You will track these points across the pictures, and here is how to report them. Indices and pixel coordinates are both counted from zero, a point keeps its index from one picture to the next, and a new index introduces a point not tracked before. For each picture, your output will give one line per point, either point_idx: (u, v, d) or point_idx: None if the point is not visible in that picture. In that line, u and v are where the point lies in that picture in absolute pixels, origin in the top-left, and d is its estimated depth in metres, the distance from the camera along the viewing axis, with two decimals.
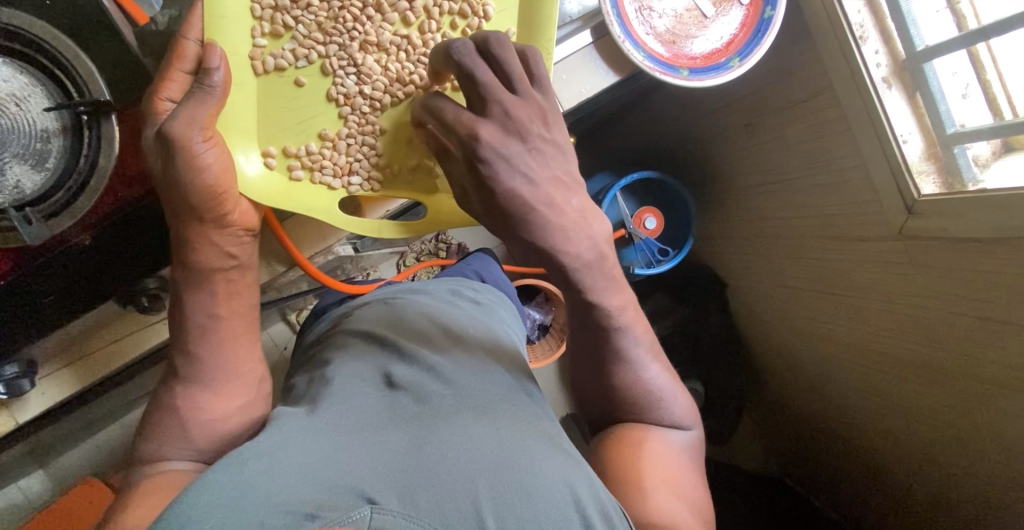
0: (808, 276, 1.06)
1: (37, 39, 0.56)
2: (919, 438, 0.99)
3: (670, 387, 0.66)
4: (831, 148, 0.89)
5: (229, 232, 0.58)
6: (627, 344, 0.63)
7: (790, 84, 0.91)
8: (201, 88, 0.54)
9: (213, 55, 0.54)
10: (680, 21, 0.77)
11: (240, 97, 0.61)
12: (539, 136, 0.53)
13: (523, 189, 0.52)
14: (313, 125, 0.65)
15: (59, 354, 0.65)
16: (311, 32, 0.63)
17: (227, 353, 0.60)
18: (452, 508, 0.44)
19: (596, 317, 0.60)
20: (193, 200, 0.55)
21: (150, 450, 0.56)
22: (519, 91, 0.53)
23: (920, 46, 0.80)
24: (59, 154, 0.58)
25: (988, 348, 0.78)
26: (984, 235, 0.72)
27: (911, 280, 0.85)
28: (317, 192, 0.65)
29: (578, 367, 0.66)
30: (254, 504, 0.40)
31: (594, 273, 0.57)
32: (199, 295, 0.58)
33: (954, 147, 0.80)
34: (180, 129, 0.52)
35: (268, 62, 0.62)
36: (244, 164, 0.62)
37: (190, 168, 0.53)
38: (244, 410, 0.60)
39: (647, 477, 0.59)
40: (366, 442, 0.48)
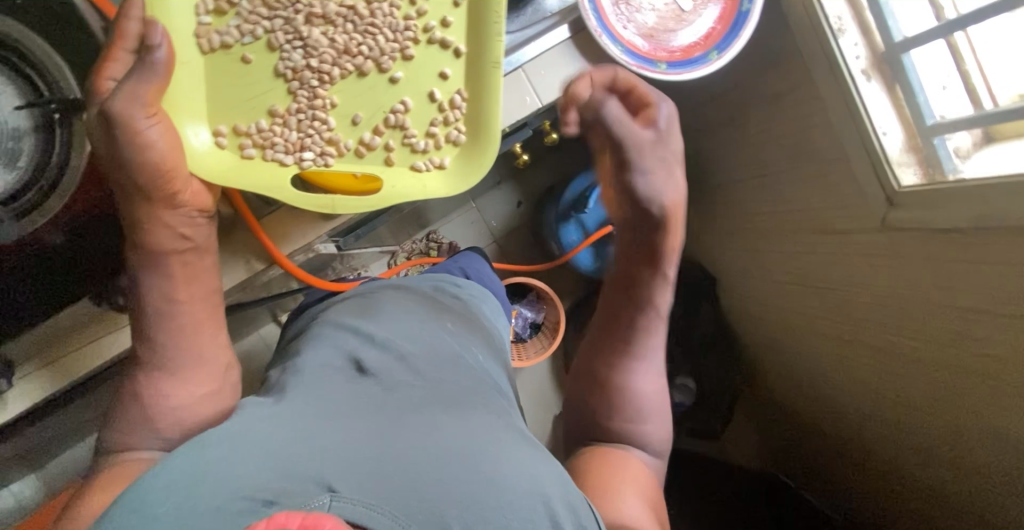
0: (794, 269, 1.06)
1: (7, 38, 0.56)
2: (907, 430, 0.99)
3: (660, 414, 0.74)
4: (814, 142, 0.89)
5: (182, 213, 0.58)
6: (644, 341, 0.76)
7: (771, 78, 0.91)
8: (143, 64, 0.54)
9: (156, 32, 0.54)
10: (659, 17, 0.77)
11: (186, 75, 0.60)
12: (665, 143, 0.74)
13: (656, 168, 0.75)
14: (261, 100, 0.62)
15: (36, 353, 0.64)
16: (255, 7, 0.61)
17: (191, 340, 0.59)
18: (415, 499, 0.43)
19: (642, 300, 0.78)
20: (141, 179, 0.55)
21: (116, 438, 0.55)
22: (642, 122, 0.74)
23: (899, 37, 0.78)
24: (31, 153, 0.57)
25: (971, 339, 0.78)
26: (963, 225, 0.72)
27: (894, 271, 0.85)
28: (269, 169, 0.62)
29: (599, 349, 0.78)
30: (208, 490, 0.40)
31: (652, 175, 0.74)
32: (158, 278, 0.58)
33: (933, 138, 0.79)
34: (121, 106, 0.53)
35: (213, 39, 0.61)
36: (191, 138, 0.60)
37: (133, 145, 0.54)
38: (210, 399, 0.59)
39: (626, 478, 0.64)
40: (330, 431, 0.47)
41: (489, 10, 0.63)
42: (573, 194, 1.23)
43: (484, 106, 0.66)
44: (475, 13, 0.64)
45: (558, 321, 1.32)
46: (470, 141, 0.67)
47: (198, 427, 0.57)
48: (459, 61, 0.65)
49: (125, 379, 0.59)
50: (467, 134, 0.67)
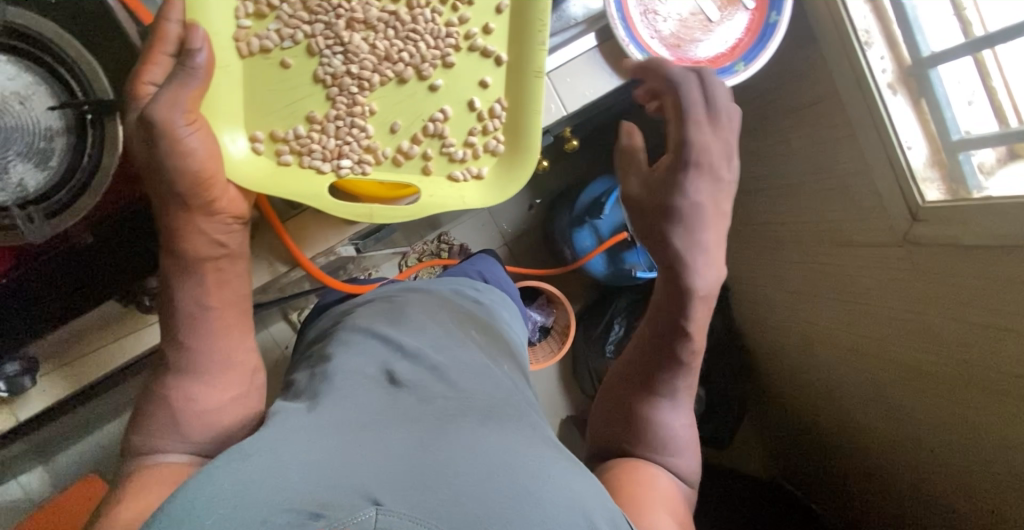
0: (810, 280, 1.06)
1: (42, 39, 0.56)
2: (918, 444, 0.98)
3: (690, 444, 0.69)
4: (837, 153, 0.88)
5: (218, 221, 0.59)
6: (675, 382, 0.69)
7: (795, 88, 0.91)
8: (184, 70, 0.54)
9: (196, 36, 0.54)
10: (685, 25, 0.77)
11: (225, 79, 0.61)
12: (723, 168, 0.70)
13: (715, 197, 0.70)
14: (300, 105, 0.64)
15: (60, 350, 0.66)
16: (295, 11, 0.62)
17: (220, 344, 0.59)
18: (457, 509, 0.44)
19: (678, 343, 0.69)
20: (180, 185, 0.55)
21: (146, 440, 0.55)
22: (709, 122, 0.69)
23: (926, 52, 0.78)
24: (62, 153, 0.58)
25: (991, 356, 0.77)
26: (987, 242, 0.72)
27: (913, 285, 0.85)
28: (306, 176, 0.64)
29: (623, 383, 0.72)
30: (255, 503, 0.40)
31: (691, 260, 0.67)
32: (191, 285, 0.58)
33: (958, 153, 0.79)
34: (163, 112, 0.53)
35: (252, 43, 0.61)
36: (228, 146, 0.62)
37: (173, 152, 0.54)
38: (238, 402, 0.59)
39: (655, 495, 0.61)
40: (368, 443, 0.48)
41: (533, 21, 0.65)
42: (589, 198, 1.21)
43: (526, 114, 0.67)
44: (515, 21, 0.66)
45: (569, 326, 1.32)
46: (508, 152, 0.69)
47: (228, 432, 0.57)
48: (500, 69, 0.67)
49: (153, 380, 0.59)
50: (505, 144, 0.69)
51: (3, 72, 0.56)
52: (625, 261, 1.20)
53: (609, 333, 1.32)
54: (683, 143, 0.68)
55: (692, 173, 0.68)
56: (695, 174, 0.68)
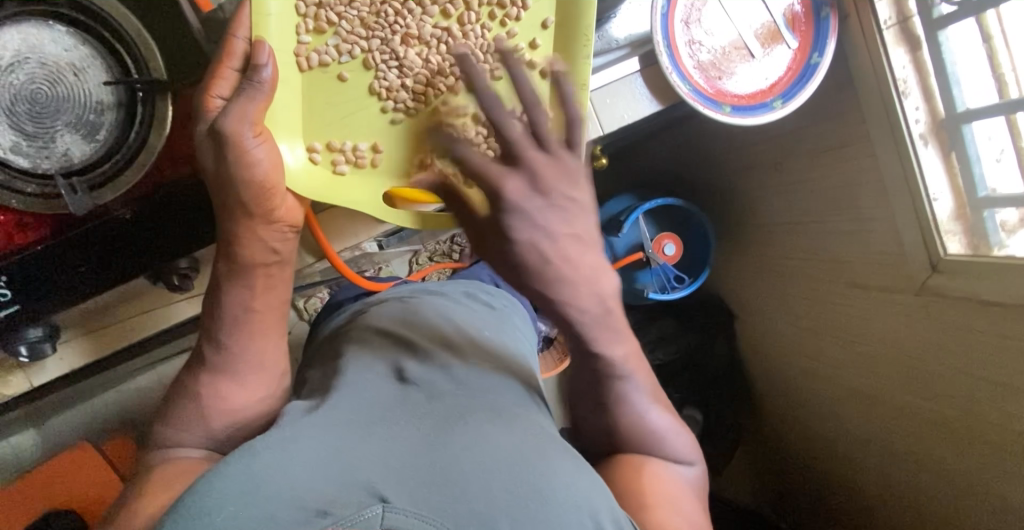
0: (820, 320, 1.06)
1: (102, 13, 0.58)
2: (914, 493, 0.99)
3: (672, 424, 0.64)
4: (860, 197, 0.90)
5: (275, 228, 0.60)
6: (623, 389, 0.60)
7: (826, 129, 0.92)
8: (251, 84, 0.55)
9: (263, 52, 0.56)
10: (725, 57, 0.78)
11: (287, 92, 0.65)
12: (565, 196, 0.47)
13: (541, 244, 0.48)
14: (354, 118, 0.68)
15: (83, 321, 0.68)
16: (354, 28, 0.66)
17: (253, 346, 0.61)
18: (463, 508, 0.45)
19: (599, 362, 0.58)
20: (245, 195, 0.57)
21: (180, 434, 0.57)
22: (549, 145, 0.45)
23: (961, 107, 0.81)
24: (110, 127, 0.59)
25: (999, 414, 0.78)
26: (1002, 300, 0.73)
27: (923, 336, 0.86)
28: (362, 181, 0.69)
29: (581, 405, 0.63)
30: (267, 497, 0.42)
31: (598, 324, 0.55)
32: (240, 287, 0.59)
33: (983, 210, 0.81)
34: (232, 125, 0.54)
35: (312, 58, 0.65)
36: (288, 155, 0.65)
37: (239, 162, 0.56)
38: (262, 404, 0.61)
39: (658, 498, 0.58)
40: (377, 437, 0.50)
41: (578, 36, 0.68)
42: (609, 214, 1.22)
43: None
44: (561, 37, 0.69)
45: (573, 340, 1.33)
46: None
47: (245, 429, 0.60)
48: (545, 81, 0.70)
49: (192, 375, 0.60)
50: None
51: (60, 43, 0.57)
52: (637, 281, 1.20)
53: None
54: (503, 137, 0.45)
55: (535, 203, 0.46)
56: (535, 207, 0.46)
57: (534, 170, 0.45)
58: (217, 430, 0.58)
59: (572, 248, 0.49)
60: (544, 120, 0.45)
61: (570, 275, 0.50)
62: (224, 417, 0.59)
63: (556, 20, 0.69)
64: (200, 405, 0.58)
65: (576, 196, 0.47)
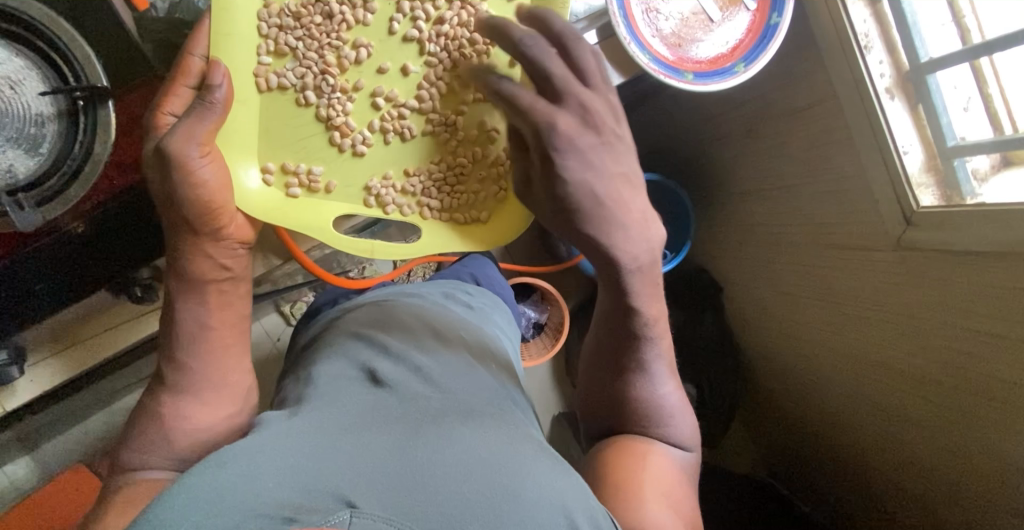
0: (802, 285, 1.06)
1: (32, 20, 0.56)
2: (910, 449, 0.99)
3: (680, 406, 0.65)
4: (833, 158, 0.89)
5: (224, 245, 0.58)
6: (643, 355, 0.63)
7: (795, 91, 0.91)
8: (202, 104, 0.55)
9: (218, 72, 0.55)
10: (685, 24, 0.77)
11: (243, 113, 0.63)
12: (614, 132, 0.51)
13: (593, 182, 0.51)
14: (311, 143, 0.66)
15: (51, 340, 0.66)
16: (312, 51, 0.64)
17: (215, 364, 0.59)
18: (434, 510, 0.45)
19: (632, 322, 0.60)
20: (190, 214, 0.55)
21: (144, 456, 0.56)
22: (592, 82, 0.51)
23: (925, 57, 0.79)
24: (54, 138, 0.58)
25: (982, 362, 0.79)
26: (979, 247, 0.73)
27: (902, 290, 0.86)
28: (314, 207, 0.66)
29: (599, 367, 0.66)
30: (231, 510, 0.41)
31: (641, 277, 0.56)
32: (193, 305, 0.58)
33: (954, 159, 0.80)
34: (178, 145, 0.53)
35: (271, 79, 0.63)
36: (244, 178, 0.63)
37: (185, 182, 0.54)
38: (229, 421, 0.60)
39: (648, 483, 0.58)
40: (345, 445, 0.48)
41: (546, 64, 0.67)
42: None
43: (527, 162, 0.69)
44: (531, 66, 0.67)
45: (562, 325, 1.32)
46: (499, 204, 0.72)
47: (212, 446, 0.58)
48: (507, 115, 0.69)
49: (154, 398, 0.58)
50: (507, 189, 0.72)
51: None
52: None
53: None
54: (547, 72, 0.50)
55: (589, 139, 0.50)
56: (588, 142, 0.50)
57: (583, 105, 0.50)
58: (182, 450, 0.57)
59: (621, 188, 0.52)
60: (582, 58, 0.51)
61: (622, 219, 0.53)
62: (190, 437, 0.57)
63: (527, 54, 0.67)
64: (163, 427, 0.57)
65: (621, 134, 0.52)
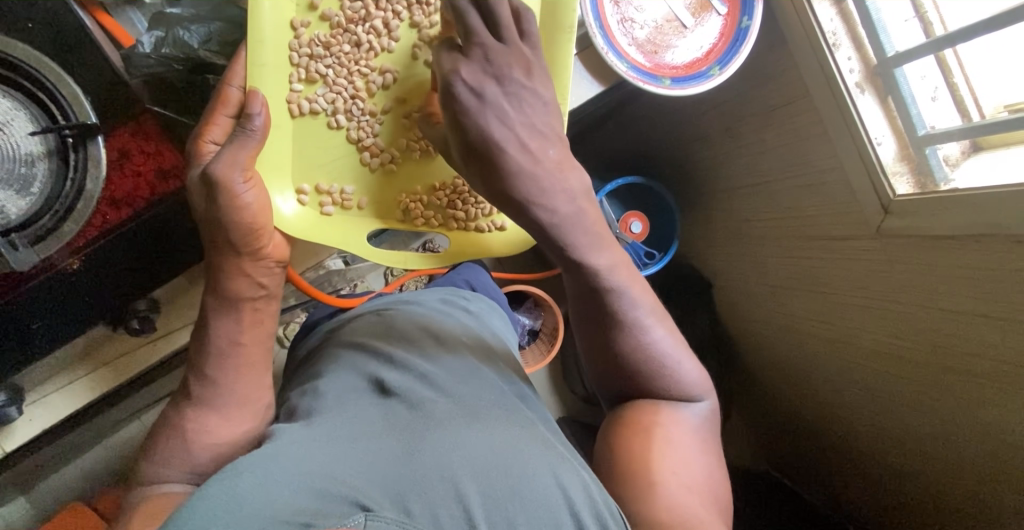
0: (787, 276, 1.09)
1: (18, 62, 0.57)
2: (903, 430, 1.01)
3: (678, 352, 0.65)
4: (810, 152, 0.92)
5: (263, 264, 0.59)
6: (616, 308, 0.62)
7: (768, 88, 0.94)
8: (242, 132, 0.56)
9: (256, 101, 0.57)
10: (660, 31, 0.79)
11: (276, 139, 0.64)
12: (520, 84, 0.56)
13: (495, 129, 0.55)
14: (342, 163, 0.67)
15: (47, 380, 0.66)
16: (342, 77, 0.65)
17: (238, 380, 0.59)
18: (444, 512, 0.46)
19: (586, 275, 0.60)
20: (233, 237, 0.56)
21: (162, 472, 0.56)
22: (507, 37, 0.56)
23: (891, 52, 0.82)
24: (45, 177, 0.59)
25: (967, 341, 0.81)
26: (955, 232, 0.75)
27: (886, 276, 0.88)
28: (349, 224, 0.68)
29: (583, 333, 0.65)
30: (249, 517, 0.41)
31: (577, 228, 0.58)
32: (226, 320, 0.58)
33: (925, 147, 0.83)
34: (222, 170, 0.54)
35: (303, 105, 0.64)
36: (279, 202, 0.64)
37: (231, 207, 0.55)
38: (247, 435, 0.59)
39: (662, 467, 0.59)
40: (353, 455, 0.48)
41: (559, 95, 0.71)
42: None
43: None
44: None
45: (557, 330, 1.34)
46: None
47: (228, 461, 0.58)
48: None
49: (175, 415, 0.58)
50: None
51: None
52: None
53: None
54: (467, 24, 0.54)
55: (492, 88, 0.55)
56: (494, 91, 0.55)
57: (487, 55, 0.55)
58: (202, 464, 0.57)
59: (529, 136, 0.56)
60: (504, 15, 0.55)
61: (535, 170, 0.56)
62: (210, 451, 0.57)
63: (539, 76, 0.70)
64: (182, 442, 0.57)
65: (530, 88, 0.57)
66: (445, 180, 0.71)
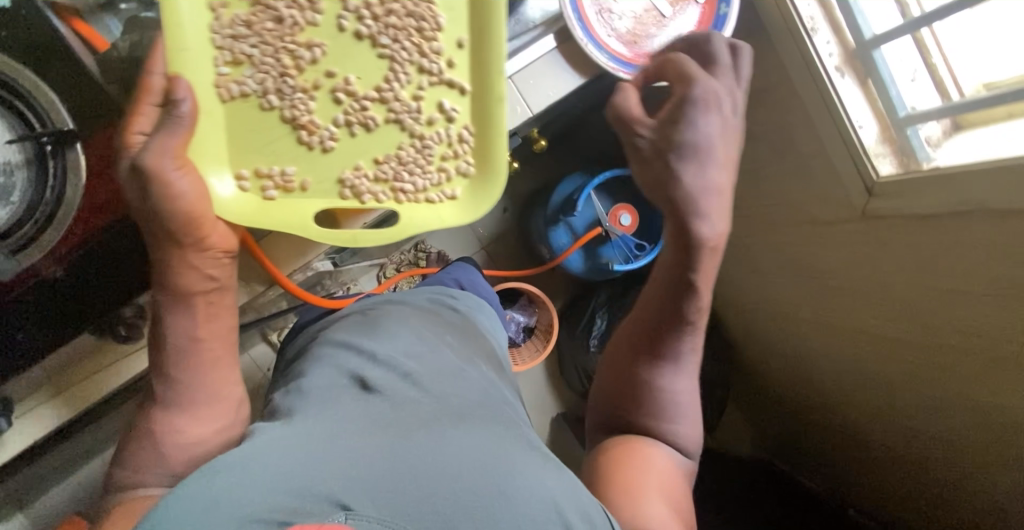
0: (779, 261, 1.10)
1: None
2: (895, 412, 1.01)
3: (689, 414, 0.71)
4: (796, 137, 0.93)
5: (209, 255, 0.58)
6: (676, 344, 0.69)
7: (752, 76, 0.96)
8: (171, 118, 0.53)
9: (179, 87, 0.54)
10: (639, 22, 0.79)
11: (209, 125, 0.61)
12: (724, 101, 0.64)
13: (712, 128, 0.62)
14: (278, 144, 0.63)
15: (33, 393, 0.65)
16: (267, 56, 0.62)
17: (207, 376, 0.60)
18: (429, 511, 0.46)
19: (681, 304, 0.67)
20: (173, 228, 0.55)
21: (138, 475, 0.56)
22: (744, 73, 0.67)
23: (869, 33, 0.81)
24: (24, 186, 0.58)
25: (952, 319, 0.80)
26: (938, 210, 0.76)
27: (874, 258, 0.89)
28: (294, 207, 0.64)
29: (630, 348, 0.71)
30: (224, 515, 0.40)
31: (708, 256, 0.65)
32: (182, 317, 0.59)
33: (907, 128, 0.83)
34: (152, 159, 0.52)
35: (232, 88, 0.61)
36: (217, 187, 0.61)
37: (163, 197, 0.54)
38: (222, 432, 0.60)
39: (649, 479, 0.64)
40: (334, 450, 0.48)
41: (495, 52, 0.64)
42: (562, 197, 1.24)
43: (496, 145, 0.67)
44: (479, 54, 0.65)
45: (552, 326, 1.34)
46: (483, 175, 0.68)
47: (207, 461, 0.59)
48: (468, 97, 0.66)
49: (150, 417, 0.58)
50: (476, 166, 0.68)
51: None
52: (602, 255, 1.24)
53: (592, 326, 1.35)
54: (710, 49, 0.66)
55: (711, 92, 0.62)
56: (704, 81, 0.61)
57: (706, 90, 0.62)
58: (179, 465, 0.57)
59: (718, 154, 0.64)
60: (726, 60, 0.66)
61: (704, 191, 0.63)
62: (183, 452, 0.57)
63: (470, 40, 0.64)
64: (156, 444, 0.57)
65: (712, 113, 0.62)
66: (389, 154, 0.66)
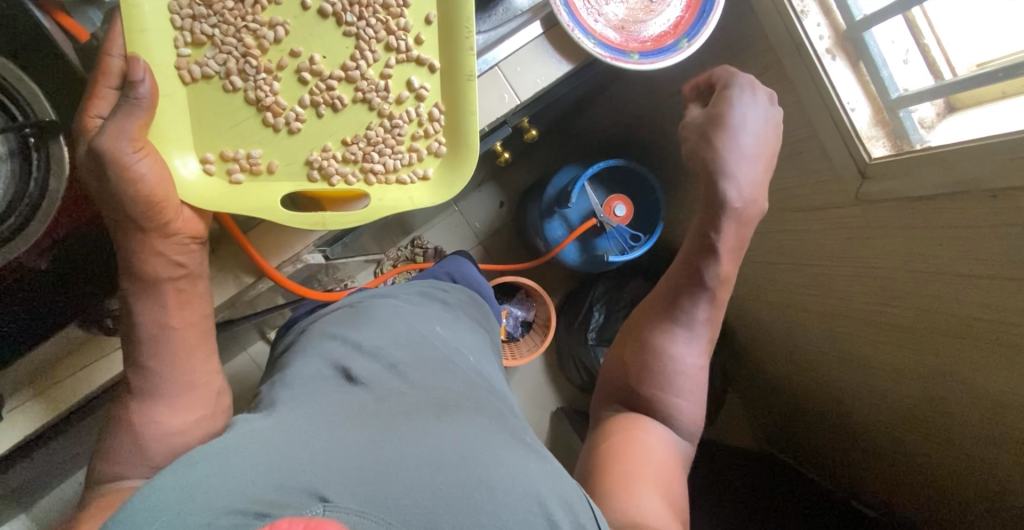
0: (778, 248, 1.09)
1: None
2: (894, 399, 1.00)
3: (692, 393, 0.74)
4: (790, 123, 0.93)
5: (176, 241, 0.61)
6: (692, 309, 0.76)
7: (742, 61, 0.95)
8: (127, 102, 0.56)
9: (138, 68, 0.56)
10: (629, 8, 0.79)
11: (170, 107, 0.62)
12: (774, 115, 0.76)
13: (748, 122, 0.74)
14: (244, 126, 0.65)
15: (22, 387, 0.66)
16: (228, 36, 0.63)
17: (180, 364, 0.62)
18: (406, 502, 0.44)
19: (704, 269, 0.75)
20: (135, 212, 0.58)
21: (119, 468, 0.57)
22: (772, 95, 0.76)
23: (859, 16, 0.82)
24: (5, 178, 0.58)
25: (945, 301, 0.80)
26: (930, 191, 0.75)
27: (868, 244, 0.88)
28: (259, 188, 0.65)
29: (649, 313, 0.79)
30: (197, 509, 0.39)
31: (738, 222, 0.75)
32: (151, 304, 0.61)
33: (899, 110, 0.82)
34: (109, 142, 0.54)
35: (194, 70, 0.62)
36: (180, 168, 0.63)
37: (124, 181, 0.56)
38: (201, 423, 0.61)
39: (644, 474, 0.65)
40: (314, 442, 0.47)
41: (459, 29, 0.66)
42: (557, 189, 1.23)
43: (463, 119, 0.69)
44: (445, 30, 0.67)
45: (549, 321, 1.33)
46: (451, 153, 0.70)
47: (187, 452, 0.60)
48: (435, 75, 0.68)
49: (131, 408, 0.60)
50: (447, 145, 0.70)
51: None
52: (596, 247, 1.23)
53: (589, 320, 1.34)
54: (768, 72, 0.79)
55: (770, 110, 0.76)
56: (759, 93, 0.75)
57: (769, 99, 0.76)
58: (159, 456, 0.58)
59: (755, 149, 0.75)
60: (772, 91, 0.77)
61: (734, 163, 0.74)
62: (162, 442, 0.59)
63: (438, 14, 0.67)
64: (136, 434, 0.58)
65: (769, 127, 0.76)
66: (357, 133, 0.67)
